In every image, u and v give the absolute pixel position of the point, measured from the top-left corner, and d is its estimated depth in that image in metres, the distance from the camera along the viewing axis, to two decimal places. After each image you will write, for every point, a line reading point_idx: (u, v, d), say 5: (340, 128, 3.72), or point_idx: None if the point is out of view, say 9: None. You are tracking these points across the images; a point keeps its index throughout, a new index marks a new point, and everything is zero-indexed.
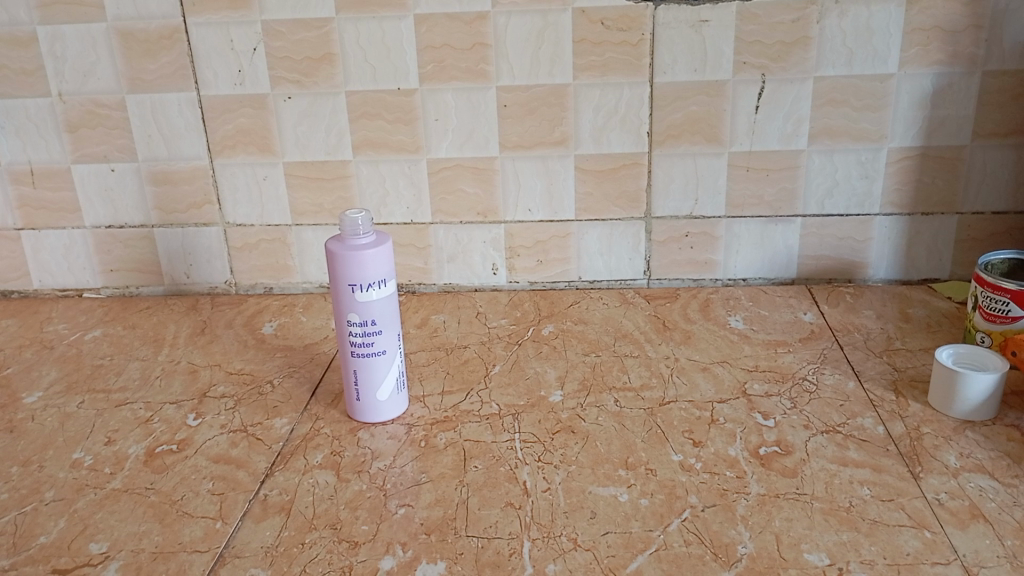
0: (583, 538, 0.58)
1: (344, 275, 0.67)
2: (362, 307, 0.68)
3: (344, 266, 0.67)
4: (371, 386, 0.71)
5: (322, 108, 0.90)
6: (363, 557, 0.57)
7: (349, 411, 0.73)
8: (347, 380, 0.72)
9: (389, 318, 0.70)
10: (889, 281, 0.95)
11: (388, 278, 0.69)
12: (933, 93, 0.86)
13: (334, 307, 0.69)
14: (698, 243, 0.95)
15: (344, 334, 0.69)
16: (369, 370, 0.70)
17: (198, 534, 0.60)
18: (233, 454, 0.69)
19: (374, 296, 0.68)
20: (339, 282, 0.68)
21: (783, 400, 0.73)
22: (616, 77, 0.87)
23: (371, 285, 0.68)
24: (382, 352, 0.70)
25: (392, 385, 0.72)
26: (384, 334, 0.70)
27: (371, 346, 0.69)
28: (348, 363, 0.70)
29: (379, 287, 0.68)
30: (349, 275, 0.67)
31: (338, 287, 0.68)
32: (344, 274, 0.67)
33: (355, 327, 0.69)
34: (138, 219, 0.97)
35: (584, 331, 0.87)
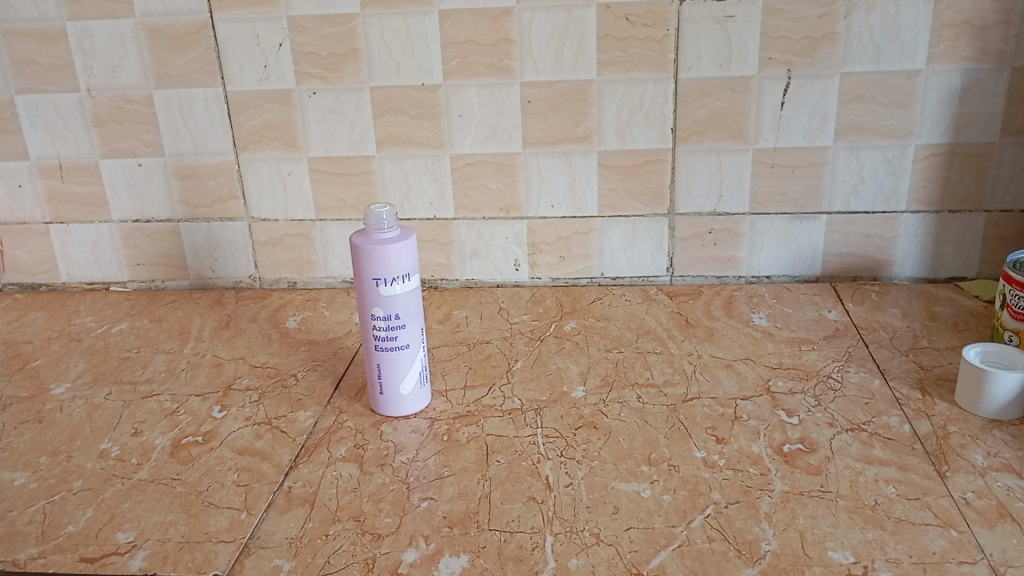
0: (606, 533, 0.58)
1: (368, 270, 0.67)
2: (386, 301, 0.68)
3: (369, 260, 0.67)
4: (393, 380, 0.71)
5: (347, 103, 0.91)
6: (386, 549, 0.58)
7: (372, 405, 0.73)
8: (370, 375, 0.72)
9: (413, 312, 0.70)
10: (915, 279, 0.94)
11: (411, 272, 0.69)
12: (961, 89, 0.85)
13: (358, 301, 0.70)
14: (721, 240, 0.94)
15: (367, 328, 0.70)
16: (392, 364, 0.71)
17: (223, 525, 0.60)
18: (257, 446, 0.69)
19: (398, 290, 0.68)
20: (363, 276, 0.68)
21: (807, 398, 0.73)
22: (640, 73, 0.87)
23: (395, 279, 0.68)
24: (405, 346, 0.70)
25: (415, 380, 0.72)
26: (408, 328, 0.70)
27: (394, 339, 0.70)
28: (372, 356, 0.71)
29: (403, 281, 0.68)
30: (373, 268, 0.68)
31: (362, 282, 0.68)
32: (368, 268, 0.67)
33: (379, 321, 0.69)
34: (164, 214, 0.98)
35: (606, 327, 0.87)
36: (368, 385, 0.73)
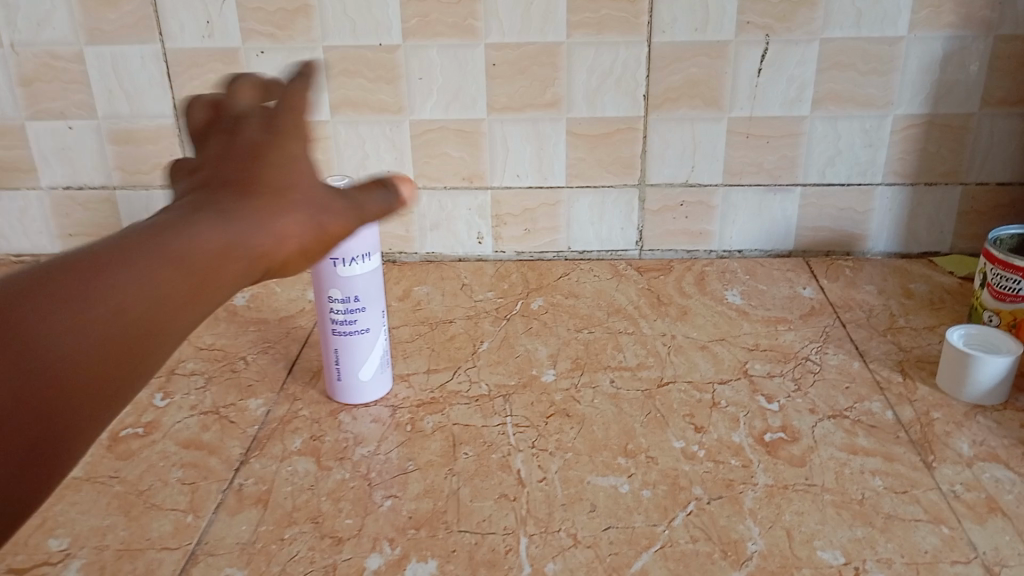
0: (583, 534, 0.55)
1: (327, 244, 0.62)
2: (345, 283, 0.63)
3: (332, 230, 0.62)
4: (352, 366, 0.66)
5: (297, 63, 0.84)
6: (347, 555, 0.53)
7: (328, 393, 0.68)
8: (326, 360, 0.67)
9: (374, 291, 0.65)
10: (888, 254, 0.92)
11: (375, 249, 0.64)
12: (942, 57, 0.82)
13: (315, 280, 0.64)
14: (692, 213, 0.91)
15: (324, 311, 0.65)
16: (350, 349, 0.66)
17: (167, 529, 0.55)
18: (204, 439, 0.64)
19: (358, 270, 0.63)
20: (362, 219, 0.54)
21: (786, 382, 0.70)
22: (611, 36, 0.82)
23: (355, 259, 0.63)
24: (365, 330, 0.66)
25: (376, 366, 0.67)
26: (368, 311, 0.65)
27: (354, 322, 0.65)
28: (329, 341, 0.66)
29: (366, 259, 0.63)
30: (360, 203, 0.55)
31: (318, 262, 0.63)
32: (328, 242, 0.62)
33: (338, 302, 0.64)
34: (98, 180, 0.91)
35: (575, 305, 0.83)
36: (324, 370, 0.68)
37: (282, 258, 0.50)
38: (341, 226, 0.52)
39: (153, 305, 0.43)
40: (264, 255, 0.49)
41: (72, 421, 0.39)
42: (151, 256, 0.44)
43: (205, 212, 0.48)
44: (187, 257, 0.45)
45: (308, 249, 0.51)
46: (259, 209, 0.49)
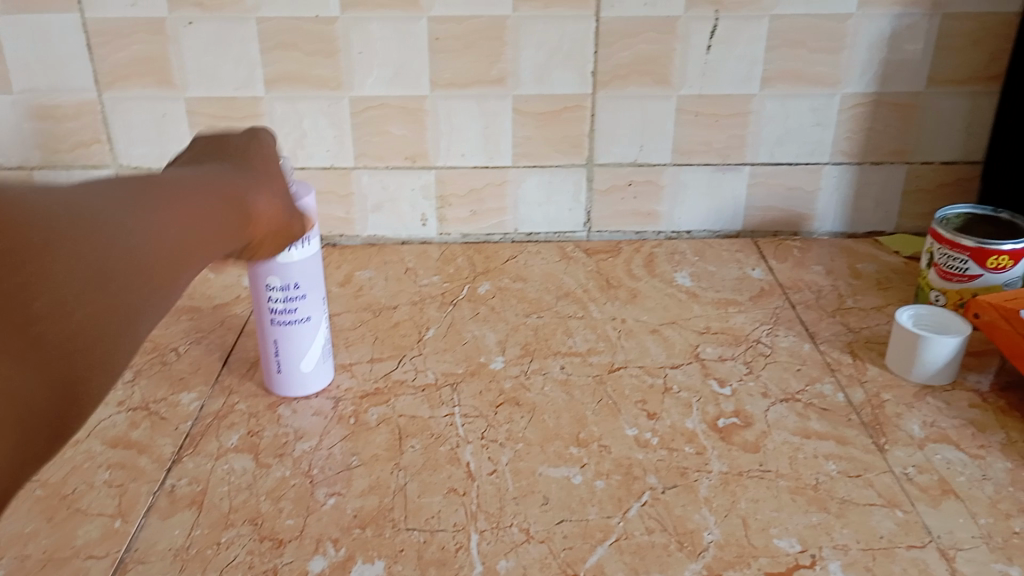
0: (536, 528, 0.53)
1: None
2: (282, 270, 0.60)
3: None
4: (293, 358, 0.63)
5: (229, 36, 0.80)
6: (289, 558, 0.50)
7: (268, 385, 0.65)
8: (265, 352, 0.64)
9: (314, 278, 0.62)
10: (835, 234, 0.92)
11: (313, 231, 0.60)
12: (889, 36, 0.82)
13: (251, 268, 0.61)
14: (641, 193, 0.89)
15: (261, 299, 0.62)
16: (290, 339, 0.63)
17: (94, 536, 0.52)
18: (133, 436, 0.61)
19: (296, 256, 0.60)
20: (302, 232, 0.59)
21: (739, 365, 0.69)
22: (559, 10, 0.80)
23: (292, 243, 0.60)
24: (306, 318, 0.62)
25: (318, 356, 0.64)
26: (308, 298, 0.62)
27: (293, 310, 0.62)
28: (267, 331, 0.63)
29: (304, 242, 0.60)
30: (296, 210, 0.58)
31: None
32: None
33: (275, 289, 0.61)
34: (15, 160, 0.85)
35: (522, 289, 0.81)
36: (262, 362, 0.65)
37: (263, 232, 0.53)
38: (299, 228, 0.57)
39: (191, 236, 0.44)
40: (256, 220, 0.51)
41: (110, 332, 0.39)
42: (182, 196, 0.45)
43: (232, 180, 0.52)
44: (207, 202, 0.47)
45: (279, 230, 0.55)
46: (251, 180, 0.52)
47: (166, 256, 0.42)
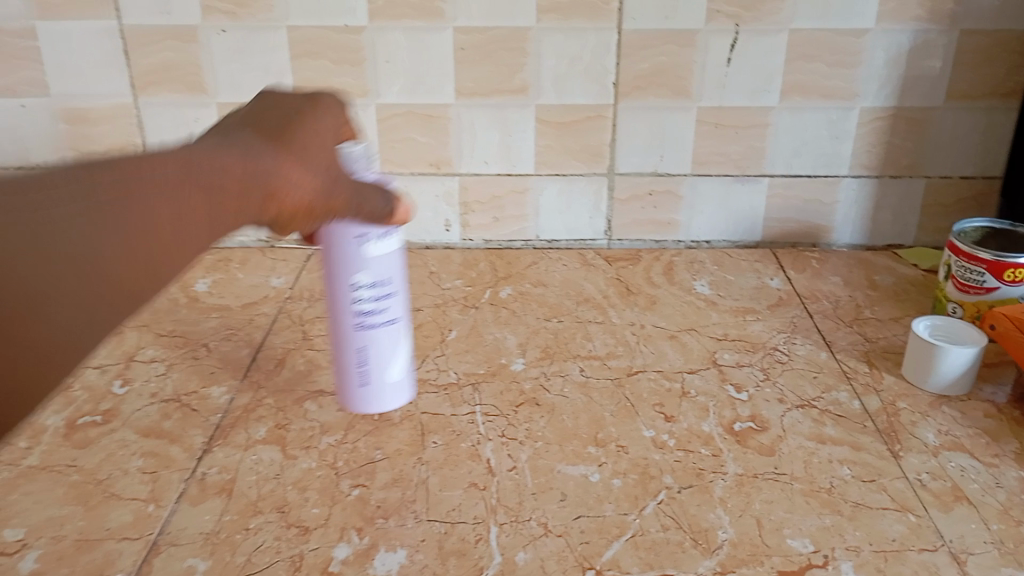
0: (554, 523, 0.54)
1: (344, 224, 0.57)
2: (369, 267, 0.59)
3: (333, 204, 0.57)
4: (379, 366, 0.62)
5: (259, 44, 0.83)
6: (314, 545, 0.52)
7: (348, 405, 0.64)
8: (346, 367, 0.63)
9: (398, 276, 0.61)
10: (853, 246, 0.93)
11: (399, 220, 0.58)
12: (907, 50, 0.83)
13: (330, 277, 0.59)
14: (660, 203, 0.90)
15: (346, 304, 0.60)
16: (376, 348, 0.62)
17: (127, 519, 0.54)
18: (165, 427, 0.63)
19: (382, 249, 0.59)
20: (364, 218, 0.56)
21: (755, 371, 0.70)
22: (580, 21, 0.82)
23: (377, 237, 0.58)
24: (391, 313, 0.61)
25: (401, 363, 0.63)
26: (393, 292, 0.61)
27: (378, 315, 0.61)
28: (350, 342, 0.61)
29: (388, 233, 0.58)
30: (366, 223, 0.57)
31: (337, 249, 0.58)
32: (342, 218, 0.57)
33: (359, 295, 0.60)
34: (52, 162, 0.88)
35: (543, 294, 0.82)
36: (341, 381, 0.63)
37: (290, 206, 0.52)
38: (341, 200, 0.54)
39: (158, 234, 0.46)
40: (273, 198, 0.51)
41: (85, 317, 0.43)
42: (165, 189, 0.46)
43: (248, 150, 0.50)
44: (208, 187, 0.48)
45: (314, 204, 0.53)
46: (274, 155, 0.51)
47: (121, 263, 0.44)
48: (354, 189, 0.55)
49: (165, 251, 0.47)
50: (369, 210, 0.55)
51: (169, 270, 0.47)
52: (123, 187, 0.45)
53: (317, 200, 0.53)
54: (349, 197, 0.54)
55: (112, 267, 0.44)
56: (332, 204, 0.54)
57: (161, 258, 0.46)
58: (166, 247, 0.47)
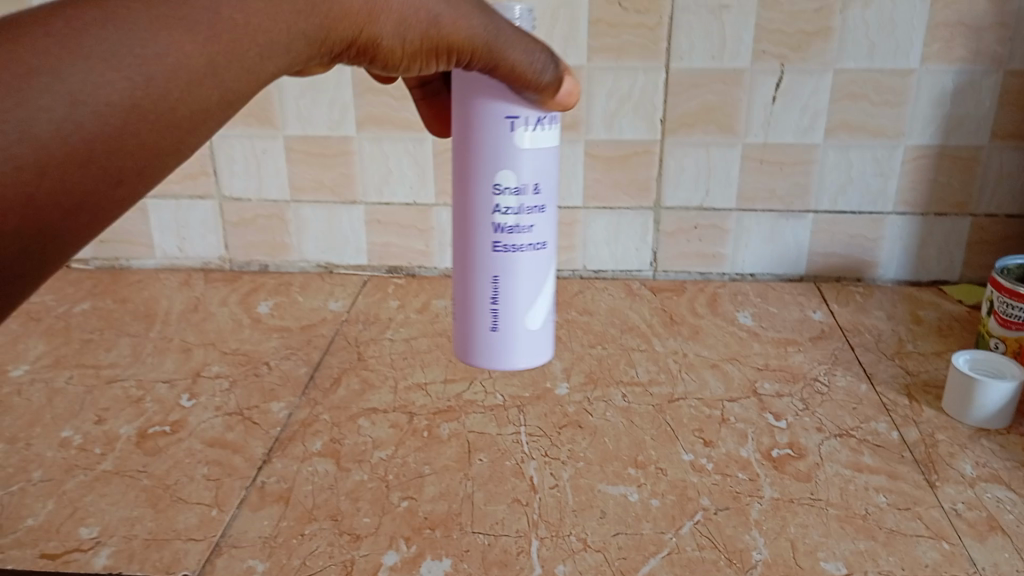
0: (593, 539, 0.56)
1: (491, 118, 0.52)
2: (517, 166, 0.53)
3: (476, 94, 0.52)
4: (514, 301, 0.57)
5: (326, 81, 0.88)
6: (365, 551, 0.55)
7: (476, 350, 0.59)
8: (478, 299, 0.58)
9: (546, 188, 0.55)
10: (898, 282, 0.94)
11: (553, 109, 0.53)
12: (953, 90, 0.85)
13: (470, 187, 0.55)
14: (706, 236, 0.93)
15: (487, 211, 0.55)
16: (514, 278, 0.57)
17: (193, 522, 0.58)
18: (228, 438, 0.67)
19: (533, 146, 0.53)
20: (505, 78, 0.50)
21: (795, 401, 0.72)
22: (630, 61, 0.85)
23: (529, 128, 0.52)
24: (533, 228, 0.56)
25: (540, 299, 0.58)
26: (541, 201, 0.55)
27: (520, 234, 0.55)
28: (485, 269, 0.57)
29: (540, 128, 0.53)
30: (516, 94, 0.51)
31: (483, 139, 0.53)
32: (486, 108, 0.52)
33: (501, 206, 0.54)
34: None
35: (589, 322, 0.85)
36: (471, 317, 0.59)
37: (383, 27, 0.46)
38: (462, 36, 0.48)
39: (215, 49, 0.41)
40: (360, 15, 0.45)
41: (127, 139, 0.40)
42: (173, 44, 0.40)
43: None
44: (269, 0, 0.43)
45: (410, 29, 0.47)
46: None
47: (135, 136, 0.40)
48: (490, 31, 0.48)
49: (190, 112, 0.42)
50: (508, 69, 0.49)
51: (198, 137, 0.43)
52: (117, 45, 0.39)
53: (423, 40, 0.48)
54: (473, 34, 0.48)
55: (127, 147, 0.40)
56: (450, 40, 0.48)
57: (185, 125, 0.42)
58: (189, 104, 0.41)
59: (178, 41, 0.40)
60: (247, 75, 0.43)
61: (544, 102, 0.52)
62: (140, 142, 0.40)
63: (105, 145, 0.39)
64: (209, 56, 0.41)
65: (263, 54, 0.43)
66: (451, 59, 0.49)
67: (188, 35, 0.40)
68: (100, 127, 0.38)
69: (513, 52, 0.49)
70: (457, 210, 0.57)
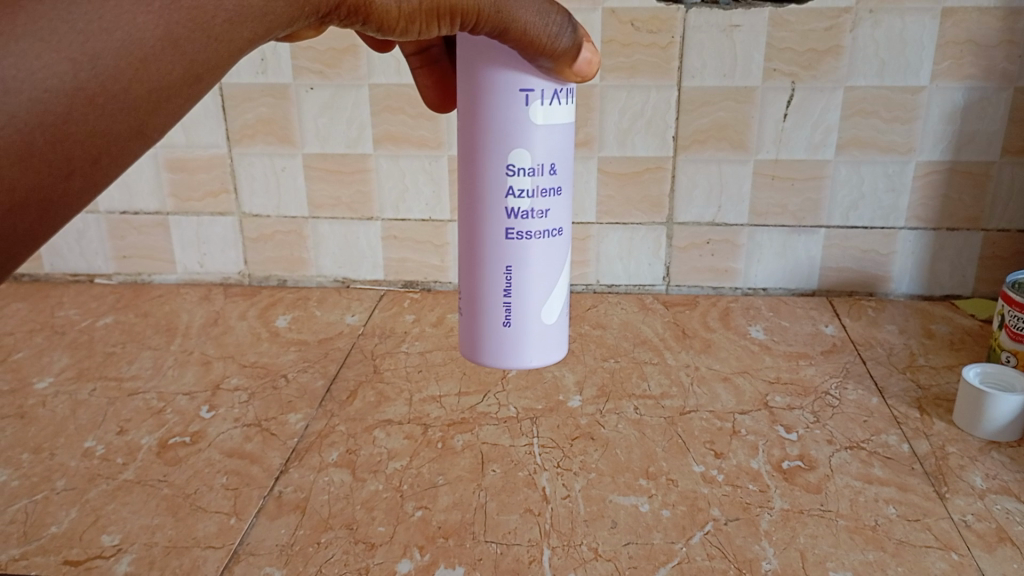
0: (604, 548, 0.57)
1: (504, 95, 0.52)
2: (529, 145, 0.53)
3: (486, 70, 0.51)
4: (526, 291, 0.57)
5: (344, 100, 0.89)
6: (380, 559, 0.56)
7: (488, 343, 0.59)
8: (491, 292, 0.57)
9: (559, 168, 0.55)
10: (911, 296, 0.94)
11: (567, 82, 0.53)
12: (963, 107, 0.85)
13: (481, 171, 0.54)
14: (719, 251, 0.93)
15: (499, 195, 0.54)
16: (527, 266, 0.56)
17: (212, 530, 0.59)
18: (247, 448, 0.68)
19: (545, 123, 0.53)
20: (515, 44, 0.50)
21: (806, 414, 0.72)
22: (643, 79, 0.86)
23: (541, 104, 0.52)
24: (546, 211, 0.55)
25: (553, 286, 0.58)
26: (553, 182, 0.55)
27: (533, 218, 0.55)
28: (499, 258, 0.56)
29: (553, 104, 0.53)
30: (528, 62, 0.51)
31: (494, 118, 0.52)
32: (498, 84, 0.51)
33: (514, 190, 0.54)
34: (153, 205, 0.96)
35: (602, 336, 0.86)
36: (482, 308, 0.58)
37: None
38: None
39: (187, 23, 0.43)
40: None
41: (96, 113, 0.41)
42: (123, 18, 0.41)
43: None
44: None
45: None
46: None
47: (84, 120, 0.41)
48: None
49: (146, 88, 0.43)
50: (520, 31, 0.49)
51: (163, 114, 0.44)
52: (60, 24, 0.39)
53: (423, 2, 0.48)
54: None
55: (77, 133, 0.41)
56: (453, 2, 0.48)
57: (146, 103, 0.43)
58: (145, 81, 0.42)
59: (129, 15, 0.41)
60: (209, 44, 0.44)
61: (558, 72, 0.51)
62: (90, 127, 0.41)
63: (52, 135, 0.40)
64: (163, 28, 0.42)
65: (230, 19, 0.44)
66: (456, 21, 0.49)
67: (140, 7, 0.41)
68: (47, 115, 0.39)
69: (522, 14, 0.49)
70: (467, 197, 0.56)
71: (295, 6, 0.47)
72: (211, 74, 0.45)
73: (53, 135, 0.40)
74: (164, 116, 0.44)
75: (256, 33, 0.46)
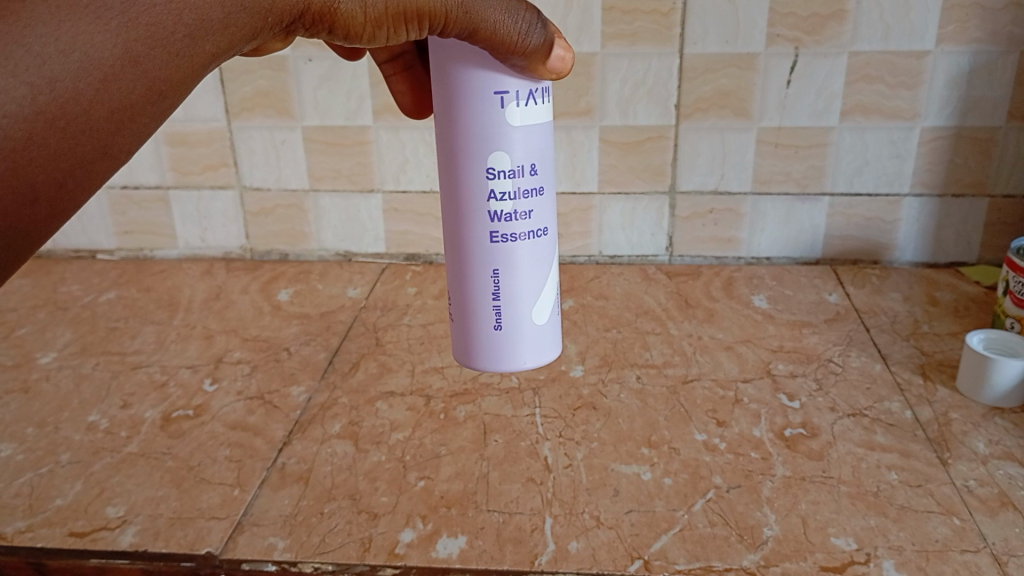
0: (606, 516, 0.57)
1: (479, 96, 0.50)
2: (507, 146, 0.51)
3: (458, 72, 0.50)
4: (515, 295, 0.55)
5: (343, 72, 0.89)
6: (383, 529, 0.56)
7: (479, 350, 0.57)
8: (478, 297, 0.55)
9: (540, 169, 0.53)
10: (915, 263, 0.94)
11: (542, 80, 0.51)
12: (969, 72, 0.84)
13: (460, 175, 0.52)
14: (721, 220, 0.93)
15: (480, 199, 0.52)
16: (514, 269, 0.54)
17: (215, 501, 0.59)
18: (250, 421, 0.68)
19: (523, 122, 0.51)
20: (486, 45, 0.48)
21: (809, 381, 0.72)
22: (644, 47, 0.85)
23: (517, 104, 0.50)
24: (530, 212, 0.53)
25: (542, 288, 0.56)
26: (536, 184, 0.53)
27: (517, 220, 0.53)
28: (485, 263, 0.54)
29: (530, 104, 0.51)
30: (500, 62, 0.49)
31: (470, 122, 0.50)
32: (472, 85, 0.50)
33: (495, 192, 0.52)
34: (153, 180, 0.96)
35: (604, 306, 0.86)
36: (470, 315, 0.56)
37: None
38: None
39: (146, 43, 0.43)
40: None
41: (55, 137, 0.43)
42: (79, 41, 0.42)
43: None
44: None
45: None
46: None
47: (44, 143, 0.42)
48: None
49: (107, 108, 0.44)
50: (490, 32, 0.47)
51: (127, 134, 0.45)
52: (16, 49, 0.40)
53: (387, 6, 0.47)
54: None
55: (38, 157, 0.42)
56: (418, 4, 0.47)
57: (106, 123, 0.44)
58: (105, 101, 0.44)
59: (85, 36, 0.42)
60: (170, 60, 0.45)
61: (532, 70, 0.49)
62: (50, 150, 0.43)
63: (13, 159, 0.42)
64: (121, 46, 0.43)
65: (190, 34, 0.45)
66: (424, 25, 0.48)
67: (96, 26, 0.42)
68: (7, 141, 0.41)
69: (490, 14, 0.47)
70: (448, 202, 0.54)
71: (258, 16, 0.46)
72: (176, 90, 0.46)
73: (14, 159, 0.42)
74: (129, 135, 0.46)
75: (221, 47, 0.46)
